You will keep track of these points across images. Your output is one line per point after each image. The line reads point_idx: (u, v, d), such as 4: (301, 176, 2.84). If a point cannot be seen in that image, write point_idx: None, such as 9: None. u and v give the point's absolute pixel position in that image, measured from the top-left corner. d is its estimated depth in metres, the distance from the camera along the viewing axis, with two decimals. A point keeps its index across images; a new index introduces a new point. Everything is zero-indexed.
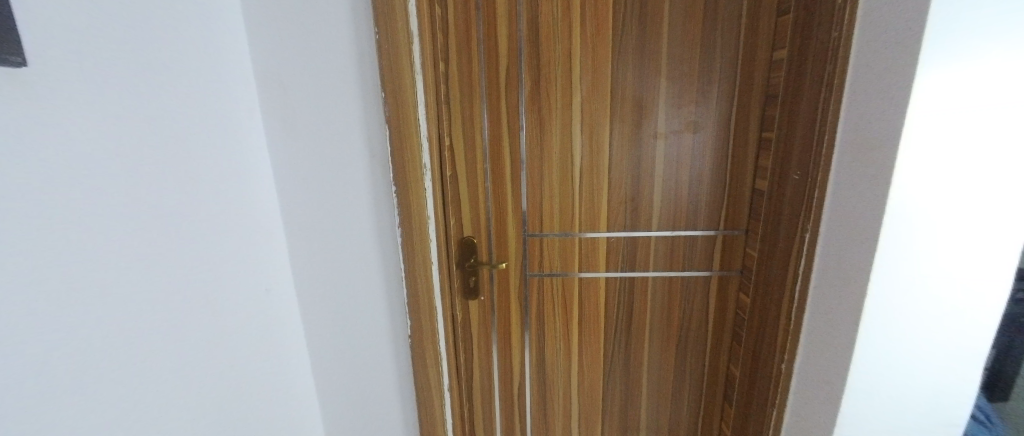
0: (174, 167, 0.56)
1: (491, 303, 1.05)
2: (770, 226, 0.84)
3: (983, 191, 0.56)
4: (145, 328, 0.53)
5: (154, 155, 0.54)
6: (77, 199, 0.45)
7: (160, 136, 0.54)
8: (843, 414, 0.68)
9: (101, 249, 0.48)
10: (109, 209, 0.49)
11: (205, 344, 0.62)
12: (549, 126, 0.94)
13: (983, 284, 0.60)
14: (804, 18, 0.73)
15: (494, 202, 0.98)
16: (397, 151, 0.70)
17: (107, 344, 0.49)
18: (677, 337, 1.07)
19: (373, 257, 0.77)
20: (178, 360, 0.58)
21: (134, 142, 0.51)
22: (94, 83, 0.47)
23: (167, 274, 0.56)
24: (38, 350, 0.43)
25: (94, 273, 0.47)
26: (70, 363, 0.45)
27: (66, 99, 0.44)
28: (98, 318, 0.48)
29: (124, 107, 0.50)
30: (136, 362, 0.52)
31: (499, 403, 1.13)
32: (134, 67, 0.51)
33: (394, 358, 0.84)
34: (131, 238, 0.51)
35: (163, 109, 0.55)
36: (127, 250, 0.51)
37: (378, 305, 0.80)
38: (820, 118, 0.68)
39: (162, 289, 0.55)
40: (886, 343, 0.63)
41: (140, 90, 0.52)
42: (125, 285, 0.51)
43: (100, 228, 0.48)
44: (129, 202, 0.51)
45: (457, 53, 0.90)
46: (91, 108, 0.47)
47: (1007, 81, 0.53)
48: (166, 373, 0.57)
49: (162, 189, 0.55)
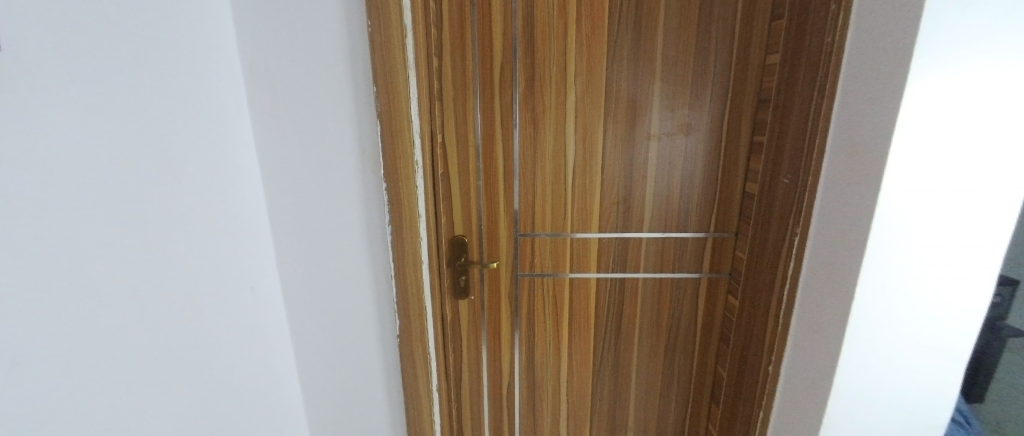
0: (168, 163, 0.55)
1: (481, 302, 1.04)
2: (760, 230, 0.85)
3: (970, 198, 0.57)
4: (136, 330, 0.51)
5: (145, 151, 0.52)
6: (72, 196, 0.44)
7: (155, 132, 0.53)
8: (829, 416, 0.68)
9: (95, 246, 0.46)
10: (105, 206, 0.47)
11: (197, 345, 0.60)
12: (543, 125, 0.93)
13: (965, 286, 0.61)
14: (797, 25, 0.74)
15: (486, 200, 0.97)
16: (389, 150, 0.69)
17: (99, 346, 0.47)
18: (666, 338, 1.07)
19: (363, 257, 0.76)
20: (169, 363, 0.56)
21: (124, 140, 0.49)
22: (83, 77, 0.45)
23: (159, 275, 0.54)
24: (26, 351, 0.41)
25: (84, 272, 0.45)
26: (66, 361, 0.44)
27: (52, 95, 0.42)
28: (92, 315, 0.46)
29: (120, 101, 0.49)
30: (130, 360, 0.51)
31: (488, 403, 1.12)
32: (123, 62, 0.49)
33: (382, 357, 0.83)
34: (121, 237, 0.49)
35: (156, 104, 0.53)
36: (122, 248, 0.49)
37: (369, 306, 0.79)
38: (811, 124, 0.69)
39: (153, 289, 0.53)
40: (873, 346, 0.64)
41: (130, 83, 0.50)
42: (116, 286, 0.49)
43: (94, 225, 0.46)
44: (124, 199, 0.49)
45: (450, 49, 0.88)
46: (88, 105, 0.45)
47: (1005, 89, 0.54)
48: (161, 371, 0.55)
49: (156, 185, 0.53)
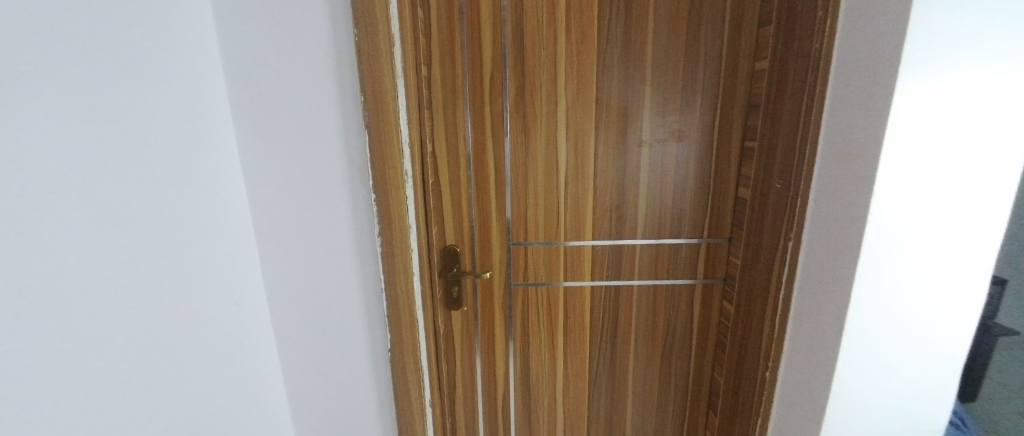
0: (162, 166, 0.53)
1: (474, 313, 1.02)
2: (754, 234, 0.85)
3: (960, 201, 0.57)
4: (130, 339, 0.49)
5: (139, 154, 0.50)
6: (70, 197, 0.43)
7: (150, 133, 0.52)
8: (828, 421, 0.68)
9: (91, 250, 0.45)
10: (99, 211, 0.45)
11: (193, 353, 0.58)
12: (534, 133, 0.93)
13: (959, 289, 0.61)
14: (784, 31, 0.74)
15: (478, 209, 0.96)
16: (378, 158, 0.68)
17: (96, 351, 0.45)
18: (662, 345, 1.06)
19: (352, 268, 0.74)
20: (166, 370, 0.54)
21: (123, 141, 0.48)
22: (83, 76, 0.44)
23: (155, 281, 0.52)
24: (27, 353, 0.39)
25: (83, 275, 0.44)
26: (60, 369, 0.42)
27: (54, 97, 0.41)
28: (87, 323, 0.44)
29: (117, 101, 0.48)
30: (127, 368, 0.49)
31: (483, 415, 1.10)
32: (117, 63, 0.48)
33: (373, 370, 0.80)
34: (117, 240, 0.47)
35: (150, 107, 0.52)
36: (115, 253, 0.47)
37: (358, 318, 0.77)
38: (803, 128, 0.69)
39: (149, 294, 0.51)
40: (869, 349, 0.63)
41: (124, 83, 0.49)
42: (111, 290, 0.47)
43: (92, 228, 0.45)
44: (117, 204, 0.47)
45: (440, 58, 0.88)
46: (86, 107, 0.44)
47: (990, 93, 0.54)
48: (157, 381, 0.53)
49: (150, 186, 0.52)
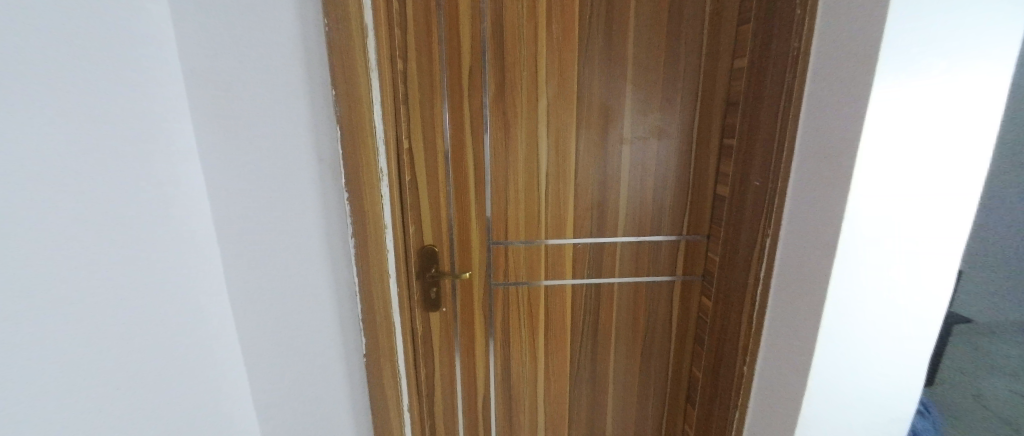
0: (156, 167, 0.52)
1: (453, 314, 1.00)
2: (732, 231, 0.85)
3: (929, 200, 0.59)
4: (128, 343, 0.48)
5: (138, 154, 0.49)
6: (70, 198, 0.41)
7: (145, 133, 0.50)
8: (805, 415, 0.69)
9: (94, 250, 0.43)
10: (107, 208, 0.45)
11: (193, 355, 0.58)
12: (514, 130, 0.91)
13: (926, 285, 0.63)
14: (763, 30, 0.75)
15: (457, 208, 0.94)
16: (349, 158, 0.64)
17: (96, 350, 0.44)
18: (642, 341, 1.07)
19: (324, 275, 0.69)
20: (166, 370, 0.53)
21: (121, 142, 0.47)
22: (84, 78, 0.43)
23: (154, 283, 0.51)
24: (27, 353, 0.37)
25: (89, 274, 0.43)
26: (59, 367, 0.40)
27: (51, 95, 0.40)
28: (91, 321, 0.43)
29: (115, 101, 0.46)
30: (126, 373, 0.48)
31: (464, 416, 1.08)
32: (114, 60, 0.47)
33: (347, 381, 0.76)
34: (117, 240, 0.46)
35: (145, 107, 0.51)
36: (111, 256, 0.45)
37: (331, 328, 0.72)
38: (781, 126, 0.69)
39: (149, 294, 0.50)
40: (841, 344, 0.65)
41: (120, 80, 0.47)
42: (112, 290, 0.46)
43: (99, 227, 0.44)
44: (118, 204, 0.46)
45: (416, 50, 0.84)
46: (87, 108, 0.43)
47: (957, 95, 0.56)
48: (160, 377, 0.52)
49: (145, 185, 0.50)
